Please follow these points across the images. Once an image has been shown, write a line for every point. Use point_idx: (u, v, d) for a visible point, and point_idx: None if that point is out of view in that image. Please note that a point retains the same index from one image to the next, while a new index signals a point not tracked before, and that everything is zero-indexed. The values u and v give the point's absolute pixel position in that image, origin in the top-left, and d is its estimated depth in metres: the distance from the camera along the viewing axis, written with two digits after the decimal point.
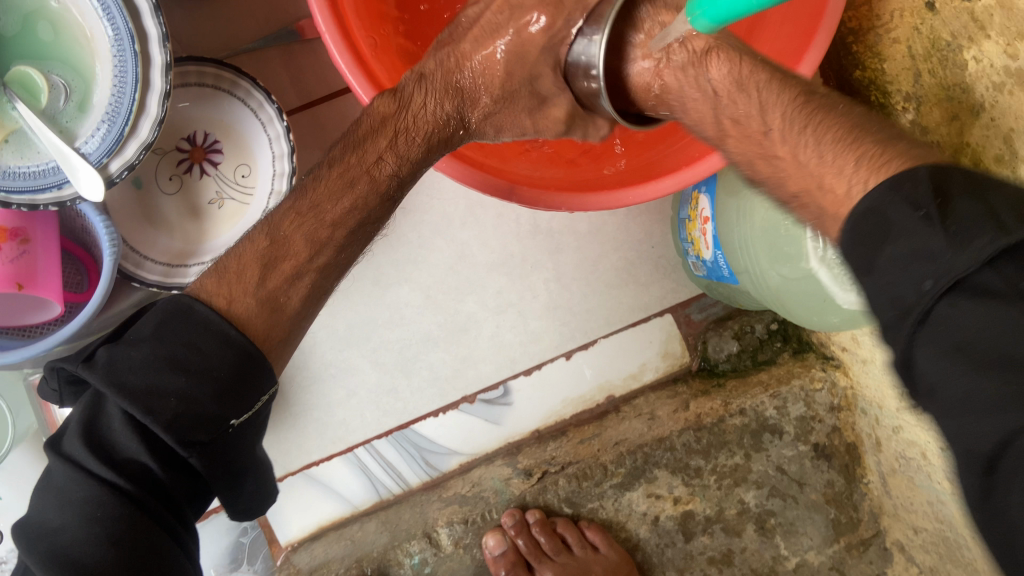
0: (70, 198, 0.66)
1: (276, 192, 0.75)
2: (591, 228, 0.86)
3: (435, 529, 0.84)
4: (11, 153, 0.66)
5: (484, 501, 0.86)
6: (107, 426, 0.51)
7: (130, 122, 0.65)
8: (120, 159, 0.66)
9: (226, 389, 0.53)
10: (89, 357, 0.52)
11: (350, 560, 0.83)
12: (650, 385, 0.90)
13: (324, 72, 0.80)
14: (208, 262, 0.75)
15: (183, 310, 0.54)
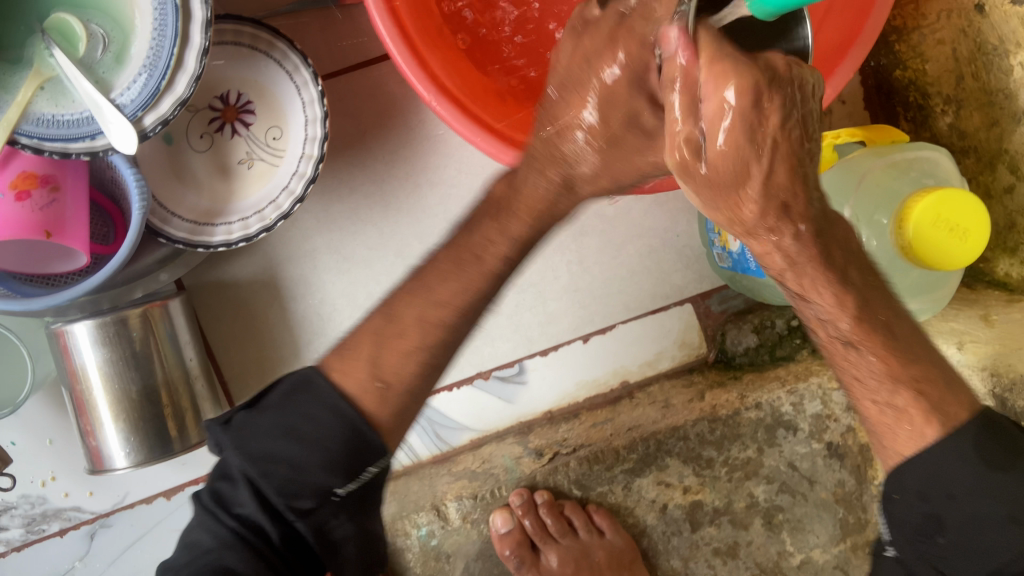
0: (102, 149, 0.66)
1: (308, 156, 0.75)
2: (618, 212, 0.86)
3: (444, 503, 0.84)
4: (46, 100, 0.65)
5: (494, 478, 0.87)
6: (230, 485, 0.50)
7: (167, 76, 0.65)
8: (154, 113, 0.66)
9: (337, 459, 0.50)
10: (225, 422, 0.52)
11: None
12: (665, 373, 0.90)
13: (361, 38, 0.79)
14: (234, 222, 0.74)
15: (309, 386, 0.52)
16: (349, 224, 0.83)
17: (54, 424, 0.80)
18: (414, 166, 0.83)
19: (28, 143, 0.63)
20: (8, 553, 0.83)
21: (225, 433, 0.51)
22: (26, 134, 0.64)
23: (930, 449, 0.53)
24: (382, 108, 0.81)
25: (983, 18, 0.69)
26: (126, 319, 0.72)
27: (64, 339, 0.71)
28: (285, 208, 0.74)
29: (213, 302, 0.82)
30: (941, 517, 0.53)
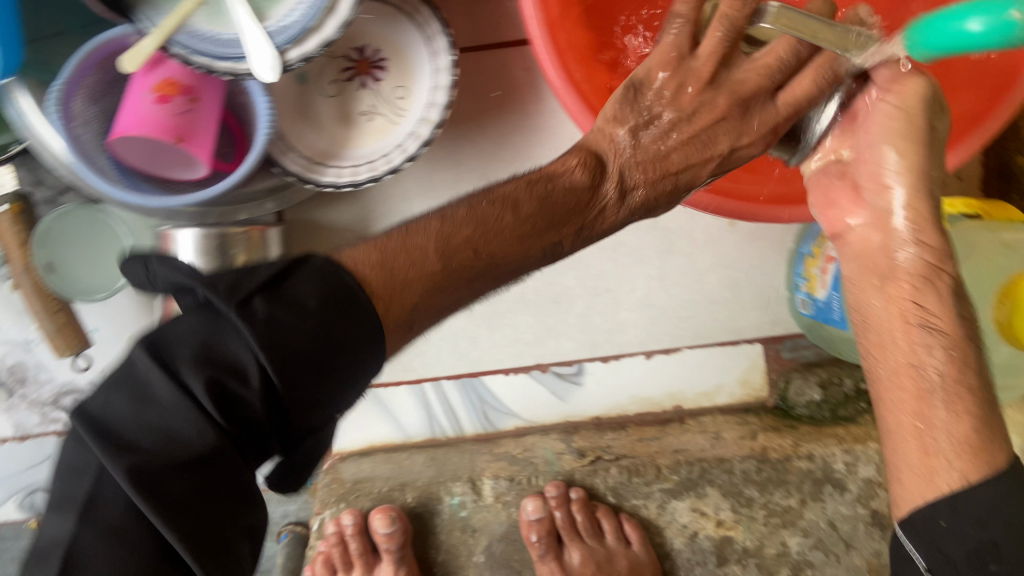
0: (244, 73, 0.69)
1: (427, 120, 0.75)
2: (708, 238, 0.87)
3: (480, 479, 0.87)
4: (203, 17, 0.70)
5: (533, 466, 0.89)
6: (229, 373, 0.42)
7: (318, 17, 0.68)
8: (297, 50, 0.69)
9: (348, 379, 0.46)
10: (239, 298, 0.42)
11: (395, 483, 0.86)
12: (721, 407, 0.90)
13: (499, 20, 0.82)
14: (345, 168, 0.77)
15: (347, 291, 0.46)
16: (447, 193, 0.86)
17: (136, 320, 0.85)
18: (521, 151, 0.85)
19: (178, 54, 0.67)
20: (67, 432, 0.87)
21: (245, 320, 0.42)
22: (179, 44, 0.68)
23: (977, 488, 0.49)
24: (502, 91, 0.83)
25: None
26: (227, 237, 0.75)
27: (168, 242, 0.75)
28: (396, 164, 0.75)
29: (308, 241, 0.85)
30: (997, 545, 0.48)
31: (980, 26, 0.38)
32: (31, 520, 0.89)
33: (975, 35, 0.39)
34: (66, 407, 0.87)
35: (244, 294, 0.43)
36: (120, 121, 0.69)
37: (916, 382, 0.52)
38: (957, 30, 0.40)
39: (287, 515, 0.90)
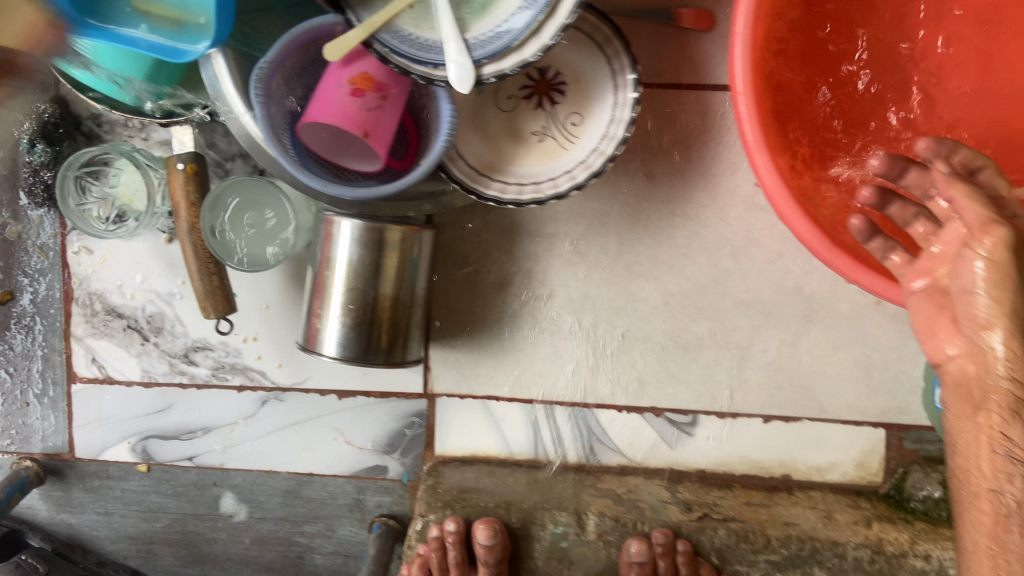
0: (439, 79, 0.70)
1: (600, 152, 0.75)
2: (851, 313, 0.85)
3: (586, 512, 0.79)
4: (409, 19, 0.71)
5: (639, 510, 0.81)
6: None
7: (520, 38, 0.68)
8: (495, 66, 0.69)
9: None
10: None
11: (498, 500, 0.81)
12: (832, 485, 0.88)
13: (681, 64, 0.82)
14: (510, 184, 0.77)
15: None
16: (597, 222, 0.86)
17: (274, 291, 0.88)
18: (677, 193, 0.84)
19: (379, 51, 0.69)
20: (188, 386, 0.90)
21: None
22: (381, 42, 0.69)
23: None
24: (670, 131, 0.84)
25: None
26: (381, 232, 0.75)
27: (330, 228, 0.77)
28: (562, 188, 0.75)
29: (452, 244, 0.86)
30: None
31: None
32: (141, 464, 0.92)
33: None
34: (192, 362, 0.90)
35: None
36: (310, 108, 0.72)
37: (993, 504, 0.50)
38: None
39: (382, 505, 0.91)
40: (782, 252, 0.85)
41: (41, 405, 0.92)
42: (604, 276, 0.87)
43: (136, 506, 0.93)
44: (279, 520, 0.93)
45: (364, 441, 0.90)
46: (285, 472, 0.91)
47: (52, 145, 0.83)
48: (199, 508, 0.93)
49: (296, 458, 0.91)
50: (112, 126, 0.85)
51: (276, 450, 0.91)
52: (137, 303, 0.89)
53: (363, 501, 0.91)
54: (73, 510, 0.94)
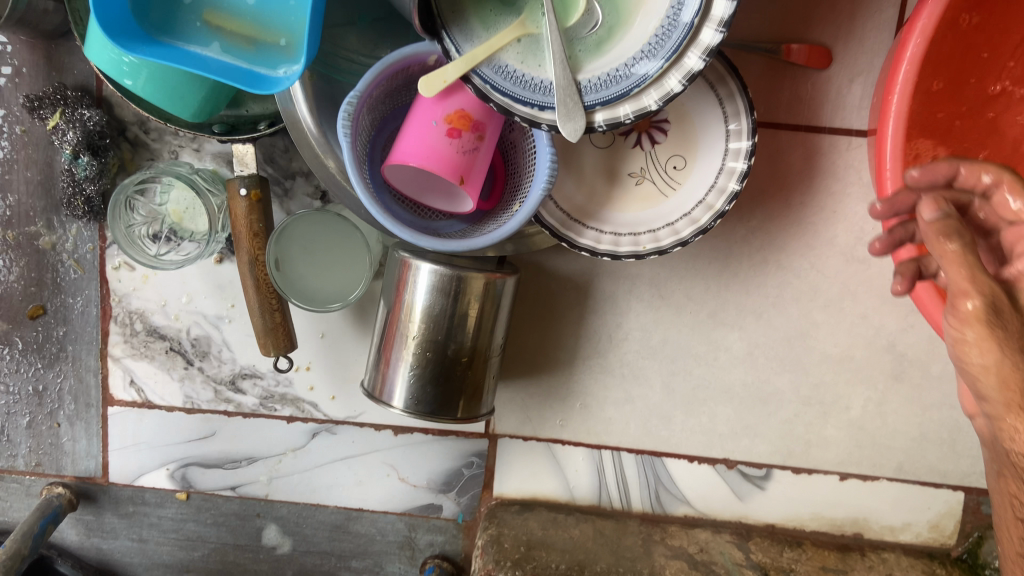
0: (544, 122, 0.63)
1: (706, 204, 0.71)
2: (943, 375, 0.81)
3: (661, 574, 0.76)
4: (515, 54, 0.63)
5: (713, 574, 0.77)
6: None
7: (641, 87, 0.62)
8: (608, 113, 0.63)
9: None
10: None
11: (568, 559, 0.77)
12: (903, 545, 0.85)
13: (792, 103, 0.76)
14: (605, 233, 0.72)
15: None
16: (684, 267, 0.80)
17: (331, 320, 0.82)
18: (772, 239, 0.79)
19: (481, 88, 0.61)
20: (234, 414, 0.84)
21: None
22: (482, 77, 0.62)
23: None
24: (771, 176, 0.78)
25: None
26: (466, 281, 0.69)
27: (406, 272, 0.71)
28: (663, 243, 0.70)
29: (527, 282, 0.80)
30: None
31: None
32: (180, 490, 0.87)
33: None
34: (239, 389, 0.84)
35: None
36: (399, 147, 0.66)
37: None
38: None
39: (433, 545, 0.87)
40: (877, 308, 0.80)
41: (72, 426, 0.85)
42: (685, 322, 0.82)
43: (173, 534, 0.88)
44: (324, 554, 0.88)
45: (419, 479, 0.86)
46: (333, 507, 0.87)
47: (97, 156, 0.74)
48: (240, 539, 0.88)
49: (347, 492, 0.86)
50: (160, 134, 0.77)
51: (325, 483, 0.86)
52: (181, 325, 0.82)
53: (414, 539, 0.87)
54: (105, 536, 0.89)
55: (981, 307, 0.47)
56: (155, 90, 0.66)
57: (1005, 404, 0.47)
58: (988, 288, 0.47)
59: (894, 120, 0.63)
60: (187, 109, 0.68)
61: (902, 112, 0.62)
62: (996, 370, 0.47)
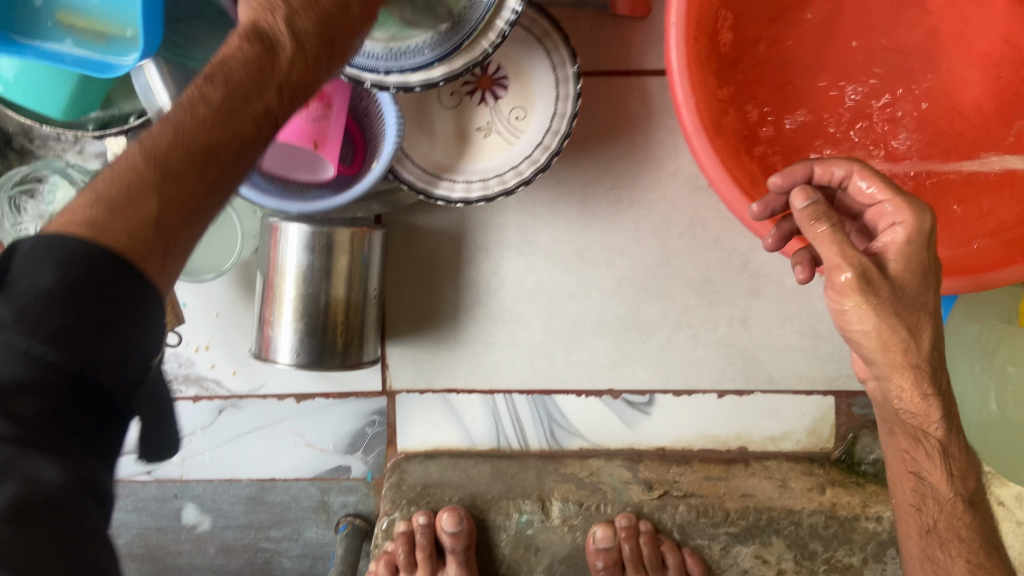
0: (391, 85, 0.67)
1: (544, 146, 0.77)
2: (796, 287, 0.87)
3: (550, 498, 0.79)
4: None
5: (601, 493, 0.81)
6: None
7: (472, 38, 0.65)
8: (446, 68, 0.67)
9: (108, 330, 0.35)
10: None
11: (462, 493, 0.82)
12: (786, 454, 0.91)
13: (621, 47, 0.82)
14: (458, 183, 0.77)
15: (75, 250, 0.35)
16: (545, 211, 0.86)
17: (225, 299, 0.86)
18: (623, 178, 0.85)
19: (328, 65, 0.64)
20: None
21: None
22: None
23: None
24: (613, 119, 0.84)
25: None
26: (334, 237, 0.74)
27: (277, 235, 0.75)
28: (510, 184, 0.76)
29: (401, 242, 0.86)
30: None
31: None
32: None
33: None
34: None
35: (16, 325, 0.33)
36: None
37: (917, 520, 0.70)
38: None
39: (347, 505, 0.92)
40: (728, 231, 0.86)
41: None
42: (554, 264, 0.88)
43: None
44: (243, 527, 0.93)
45: (325, 443, 0.90)
46: (246, 480, 0.91)
47: None
48: (161, 522, 0.92)
49: (258, 464, 0.90)
50: (43, 140, 0.83)
51: (237, 456, 0.90)
52: None
53: (328, 502, 0.92)
54: None
55: (857, 280, 0.54)
56: (27, 91, 0.73)
57: (893, 365, 0.60)
58: (858, 259, 0.54)
59: (678, 47, 0.62)
60: (56, 107, 0.74)
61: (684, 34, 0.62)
62: (875, 333, 0.57)
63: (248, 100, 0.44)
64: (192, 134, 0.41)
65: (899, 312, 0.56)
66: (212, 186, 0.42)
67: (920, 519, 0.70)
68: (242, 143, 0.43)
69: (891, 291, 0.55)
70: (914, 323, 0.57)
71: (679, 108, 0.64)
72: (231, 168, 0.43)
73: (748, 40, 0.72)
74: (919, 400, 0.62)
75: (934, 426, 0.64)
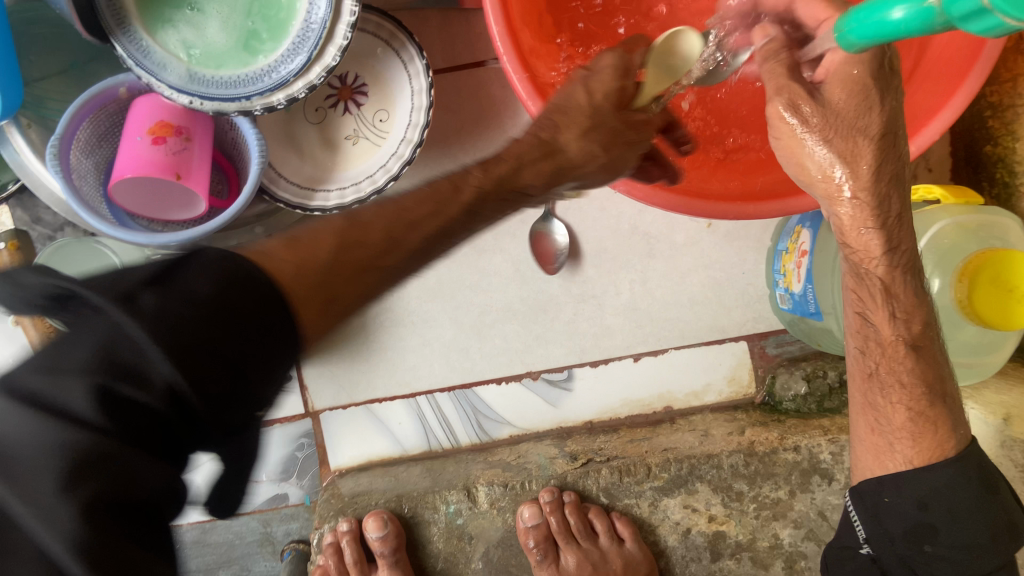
0: (257, 106, 0.68)
1: (408, 141, 0.79)
2: (687, 240, 0.89)
3: (476, 485, 0.87)
4: (212, 67, 0.69)
5: (526, 471, 0.89)
6: (68, 373, 0.34)
7: (318, 45, 0.66)
8: (303, 80, 0.68)
9: (266, 352, 0.39)
10: (116, 289, 0.37)
11: (391, 495, 0.87)
12: (710, 406, 0.91)
13: (473, 40, 0.84)
14: (332, 191, 0.80)
15: (240, 274, 0.40)
16: None
17: None
18: None
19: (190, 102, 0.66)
20: None
21: (116, 307, 0.36)
22: (190, 92, 0.67)
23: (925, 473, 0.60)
24: (481, 109, 0.86)
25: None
26: None
27: None
28: (380, 183, 0.78)
29: None
30: (934, 528, 0.60)
31: (901, 14, 0.42)
32: None
33: (896, 23, 0.43)
34: None
35: (148, 297, 0.37)
36: (117, 167, 0.71)
37: (861, 365, 0.62)
38: (878, 19, 0.44)
39: (290, 532, 0.93)
40: (613, 198, 0.87)
41: None
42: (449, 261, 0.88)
43: None
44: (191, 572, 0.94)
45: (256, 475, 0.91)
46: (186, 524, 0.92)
47: None
48: None
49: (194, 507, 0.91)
50: None
51: None
52: None
53: (272, 532, 0.93)
54: None
55: (786, 111, 0.52)
56: None
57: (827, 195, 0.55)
58: (787, 87, 0.52)
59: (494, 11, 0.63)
60: None
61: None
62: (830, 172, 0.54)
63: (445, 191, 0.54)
64: (314, 244, 0.46)
65: (828, 136, 0.52)
66: (368, 288, 0.48)
67: (862, 365, 0.62)
68: (312, 272, 0.44)
69: (822, 117, 0.52)
70: (850, 151, 0.53)
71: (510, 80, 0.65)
72: (383, 254, 0.49)
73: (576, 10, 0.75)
74: (857, 232, 0.56)
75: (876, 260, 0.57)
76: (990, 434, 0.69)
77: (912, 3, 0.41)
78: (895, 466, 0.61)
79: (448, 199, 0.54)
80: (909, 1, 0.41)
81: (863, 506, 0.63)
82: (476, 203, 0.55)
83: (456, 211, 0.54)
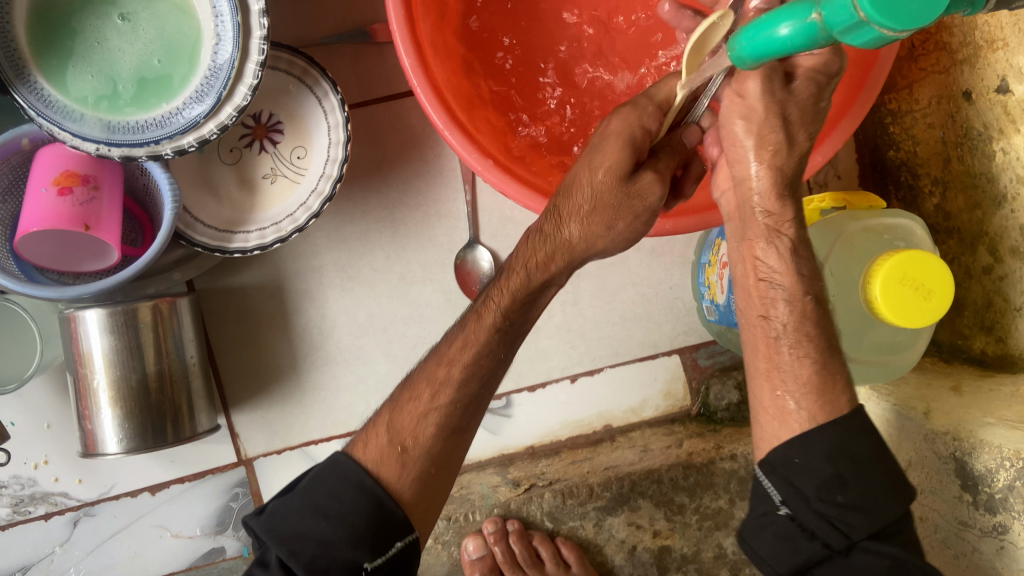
0: (165, 150, 0.66)
1: (327, 176, 0.78)
2: (614, 260, 0.88)
3: None
4: (118, 108, 0.67)
5: (469, 503, 0.90)
6: (268, 559, 0.60)
7: (227, 85, 0.65)
8: (213, 121, 0.66)
9: (359, 534, 0.59)
10: (261, 510, 0.63)
11: None
12: (648, 421, 0.92)
13: (387, 73, 0.84)
14: (252, 232, 0.78)
15: (337, 479, 0.62)
16: (357, 245, 0.87)
17: (53, 408, 0.83)
18: (427, 195, 0.87)
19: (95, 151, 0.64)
20: None
21: (259, 519, 0.61)
22: (94, 139, 0.65)
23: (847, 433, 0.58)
24: (401, 141, 0.85)
25: (1005, 97, 0.66)
26: (136, 311, 0.74)
27: (75, 324, 0.73)
28: (301, 221, 0.77)
29: (221, 307, 0.85)
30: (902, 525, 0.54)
31: (788, 30, 0.44)
32: None
33: (784, 39, 0.44)
34: None
35: (291, 494, 0.62)
36: (22, 221, 0.68)
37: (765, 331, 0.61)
38: (767, 36, 0.45)
39: None
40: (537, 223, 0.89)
41: None
42: (378, 294, 0.88)
43: None
44: None
45: (191, 529, 0.88)
46: None
47: None
48: None
49: (127, 568, 0.87)
50: None
51: (103, 566, 0.87)
52: None
53: None
54: None
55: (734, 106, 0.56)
56: None
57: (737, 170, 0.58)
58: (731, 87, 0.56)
59: (406, 45, 0.64)
60: None
61: (407, 32, 0.63)
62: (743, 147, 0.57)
63: (486, 324, 0.64)
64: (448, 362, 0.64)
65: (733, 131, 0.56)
66: (503, 348, 0.65)
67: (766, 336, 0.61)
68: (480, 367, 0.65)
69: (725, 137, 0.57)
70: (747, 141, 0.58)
71: (425, 110, 0.65)
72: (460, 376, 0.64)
73: (485, 45, 0.76)
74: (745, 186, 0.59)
75: (787, 225, 0.59)
76: (914, 428, 0.71)
77: (798, 20, 0.43)
78: (802, 425, 0.58)
79: (491, 323, 0.64)
80: (795, 18, 0.43)
81: (775, 474, 0.58)
82: (508, 329, 0.65)
83: (486, 337, 0.64)
